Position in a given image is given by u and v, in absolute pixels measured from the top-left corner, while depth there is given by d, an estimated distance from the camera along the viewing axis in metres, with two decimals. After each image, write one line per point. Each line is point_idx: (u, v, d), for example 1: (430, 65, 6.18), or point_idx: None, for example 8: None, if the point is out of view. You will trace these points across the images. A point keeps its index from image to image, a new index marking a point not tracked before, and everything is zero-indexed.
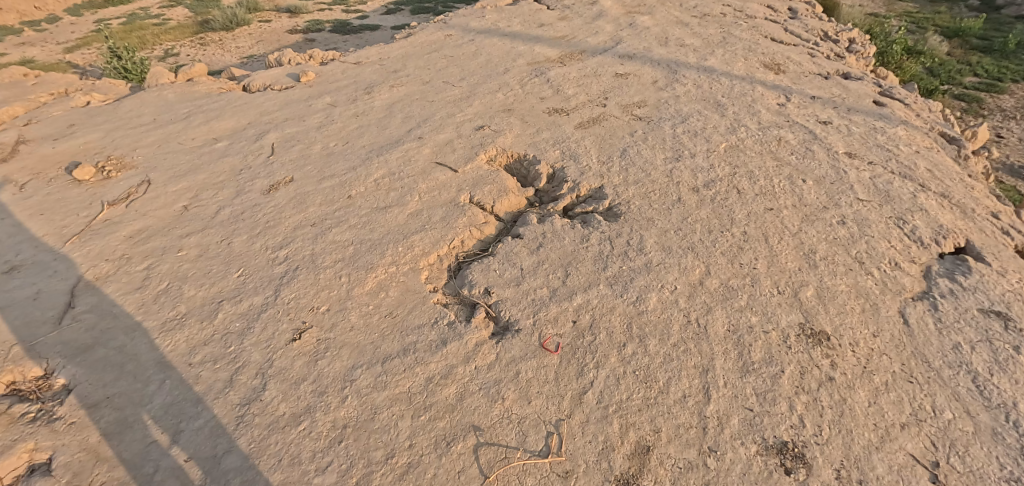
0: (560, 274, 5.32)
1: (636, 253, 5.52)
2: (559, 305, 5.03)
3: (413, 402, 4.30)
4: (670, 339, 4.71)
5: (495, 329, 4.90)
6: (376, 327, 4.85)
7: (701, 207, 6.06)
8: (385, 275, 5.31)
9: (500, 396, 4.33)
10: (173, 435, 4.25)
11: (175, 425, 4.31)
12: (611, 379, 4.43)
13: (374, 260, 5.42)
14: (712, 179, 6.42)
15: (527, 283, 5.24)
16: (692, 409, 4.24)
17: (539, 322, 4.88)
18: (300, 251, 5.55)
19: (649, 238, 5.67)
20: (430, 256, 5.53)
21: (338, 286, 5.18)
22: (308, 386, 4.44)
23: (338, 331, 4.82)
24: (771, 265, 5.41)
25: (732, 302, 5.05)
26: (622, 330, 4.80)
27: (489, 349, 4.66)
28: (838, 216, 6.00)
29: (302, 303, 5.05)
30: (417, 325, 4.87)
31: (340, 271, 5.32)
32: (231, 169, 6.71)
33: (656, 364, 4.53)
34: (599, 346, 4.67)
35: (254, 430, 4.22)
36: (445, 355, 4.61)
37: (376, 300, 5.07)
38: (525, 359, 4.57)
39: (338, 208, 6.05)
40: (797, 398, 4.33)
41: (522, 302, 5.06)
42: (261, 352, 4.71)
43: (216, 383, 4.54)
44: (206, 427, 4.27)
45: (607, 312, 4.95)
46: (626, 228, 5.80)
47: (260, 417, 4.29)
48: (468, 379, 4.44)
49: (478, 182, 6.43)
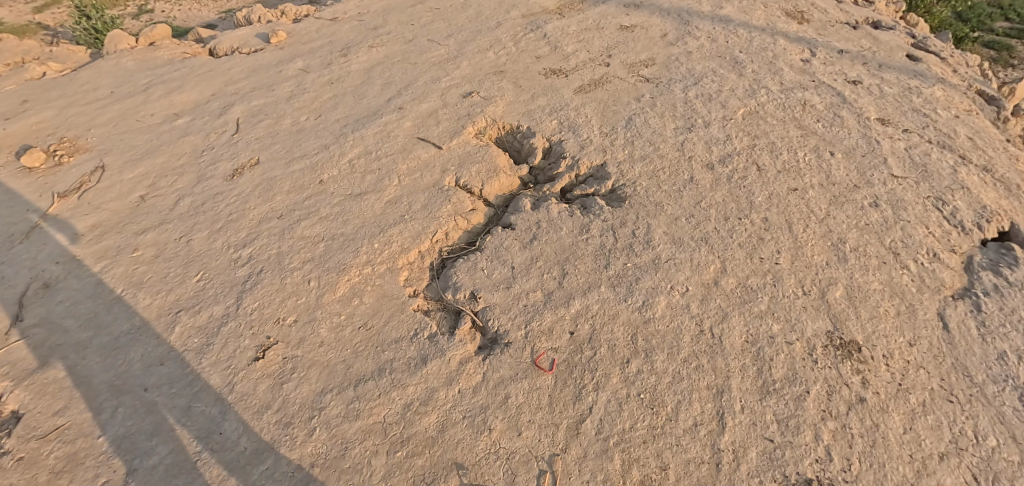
0: (555, 274, 4.67)
1: (642, 247, 4.78)
2: (555, 312, 4.43)
3: (389, 435, 3.83)
4: (680, 354, 4.15)
5: (483, 342, 4.37)
6: (349, 342, 4.30)
7: (714, 190, 5.22)
8: (359, 278, 4.70)
9: (487, 426, 3.85)
10: (127, 474, 3.82)
11: (129, 462, 3.87)
12: (612, 405, 3.93)
13: (346, 259, 4.80)
14: (728, 154, 5.54)
15: (519, 285, 4.62)
16: (703, 441, 3.77)
17: (531, 335, 4.32)
18: (265, 249, 4.92)
19: (657, 229, 4.91)
20: (410, 253, 4.90)
21: (306, 293, 4.60)
22: (272, 416, 3.97)
23: (306, 347, 4.29)
24: (796, 259, 4.71)
25: (751, 306, 4.41)
26: (626, 344, 4.22)
27: (475, 368, 4.14)
28: (869, 197, 5.26)
29: (266, 314, 4.50)
30: (395, 338, 4.32)
31: (308, 273, 4.71)
32: (192, 150, 6.02)
33: (664, 385, 4.00)
34: (599, 363, 4.13)
35: (214, 469, 3.78)
36: (425, 377, 4.09)
37: (348, 309, 4.50)
38: (516, 381, 4.06)
39: (307, 196, 5.34)
40: (823, 426, 3.84)
41: (513, 309, 4.48)
42: (222, 374, 4.21)
43: (172, 411, 4.07)
44: (162, 465, 3.84)
45: (609, 322, 4.35)
46: (630, 217, 5.01)
47: (221, 454, 3.84)
48: (451, 406, 3.95)
49: (465, 161, 5.65)
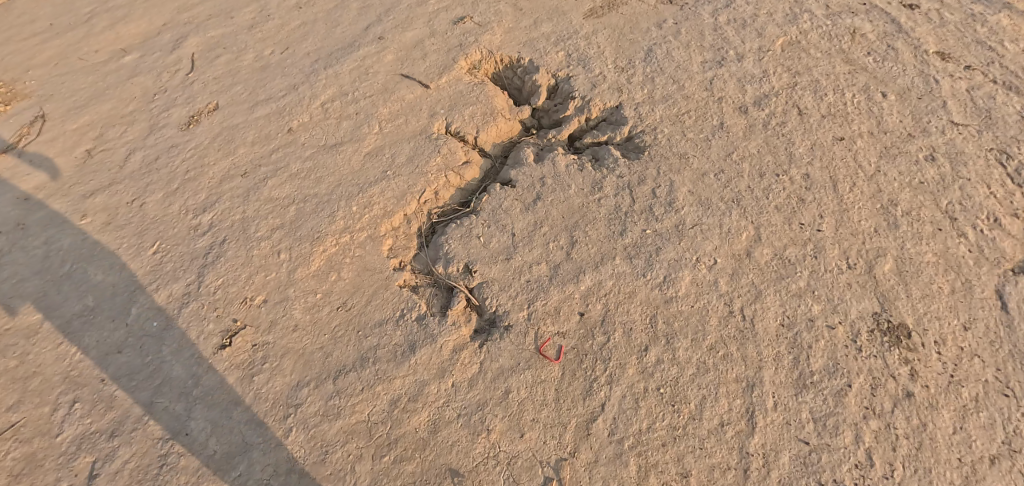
0: (563, 243, 3.97)
1: (662, 210, 4.07)
2: (562, 290, 3.78)
3: (374, 437, 3.39)
4: (706, 341, 3.59)
5: (479, 325, 3.76)
6: (326, 325, 3.78)
7: (747, 138, 4.44)
8: (336, 249, 4.08)
9: (485, 426, 3.38)
10: (89, 479, 3.50)
11: (90, 465, 3.54)
12: (629, 402, 3.41)
13: (320, 226, 4.16)
14: (765, 96, 4.71)
15: (520, 257, 3.92)
16: (729, 445, 3.33)
17: (534, 316, 3.70)
18: (228, 214, 4.32)
19: (680, 187, 4.17)
20: (394, 218, 4.21)
21: (275, 266, 4.04)
22: (242, 414, 3.58)
23: (278, 331, 3.80)
24: (841, 225, 4.08)
25: (788, 283, 3.81)
26: (645, 328, 3.62)
27: (470, 358, 3.59)
28: (925, 149, 4.56)
29: (231, 293, 3.98)
30: (378, 321, 3.76)
31: (279, 243, 4.13)
32: (143, 94, 5.23)
33: (687, 378, 3.48)
34: (614, 352, 3.56)
35: (181, 475, 3.47)
36: (413, 368, 3.57)
37: (325, 286, 3.92)
38: (517, 372, 3.53)
39: (275, 148, 4.62)
40: (865, 426, 3.44)
41: (513, 286, 3.82)
42: (185, 365, 3.80)
43: (135, 408, 3.70)
44: (126, 469, 3.53)
45: (624, 301, 3.72)
46: (649, 171, 4.24)
47: (189, 458, 3.51)
48: (443, 402, 3.46)
49: (457, 102, 4.80)
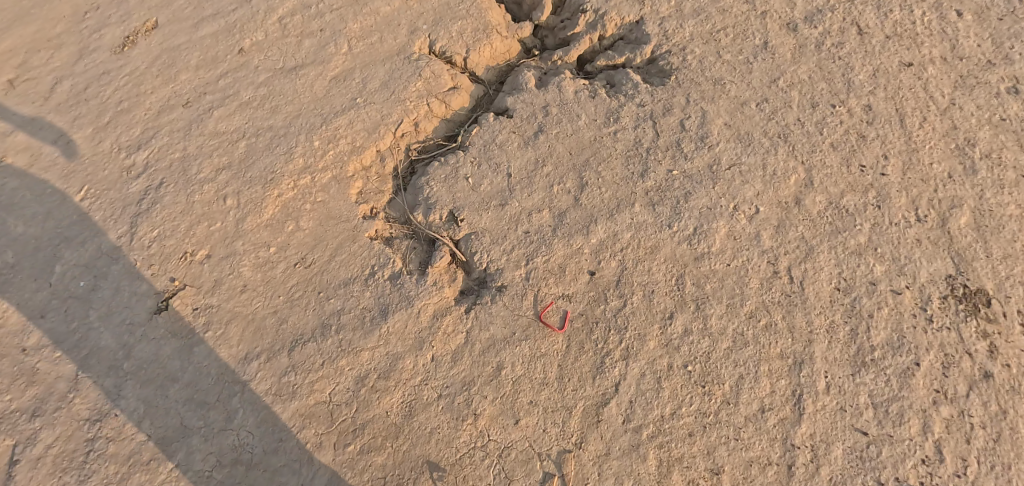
0: (570, 184, 3.33)
1: (691, 144, 3.45)
2: (569, 244, 3.09)
3: (335, 422, 2.77)
4: (743, 309, 2.91)
5: (467, 285, 3.10)
6: (281, 285, 3.15)
7: (795, 63, 3.70)
8: (293, 194, 3.47)
9: (471, 410, 2.75)
10: (8, 467, 2.92)
11: (10, 449, 2.96)
12: (649, 382, 2.75)
13: (275, 166, 3.54)
14: (818, 12, 3.87)
15: (517, 202, 3.26)
16: (770, 436, 2.68)
17: (533, 276, 3.01)
18: (166, 152, 3.69)
19: (715, 119, 3.52)
20: (364, 155, 3.57)
21: (219, 216, 3.44)
22: (181, 392, 2.99)
23: (224, 291, 3.20)
24: (909, 168, 3.39)
25: (846, 239, 3.17)
26: (671, 291, 2.94)
27: (454, 326, 2.92)
28: (1008, 79, 3.69)
29: (168, 247, 3.39)
30: (342, 280, 3.11)
31: (224, 187, 3.52)
32: (72, 12, 4.37)
33: (722, 353, 2.80)
34: (632, 320, 2.87)
35: (111, 464, 2.90)
36: (385, 338, 2.91)
37: (280, 239, 3.31)
38: (512, 344, 2.86)
39: (222, 72, 3.89)
40: (935, 414, 2.80)
41: (508, 238, 3.14)
42: (116, 333, 3.19)
43: (60, 382, 3.09)
44: (50, 455, 2.94)
45: (644, 259, 3.03)
46: (676, 99, 3.58)
47: (120, 443, 2.93)
48: (420, 381, 2.82)
49: (444, 16, 3.97)
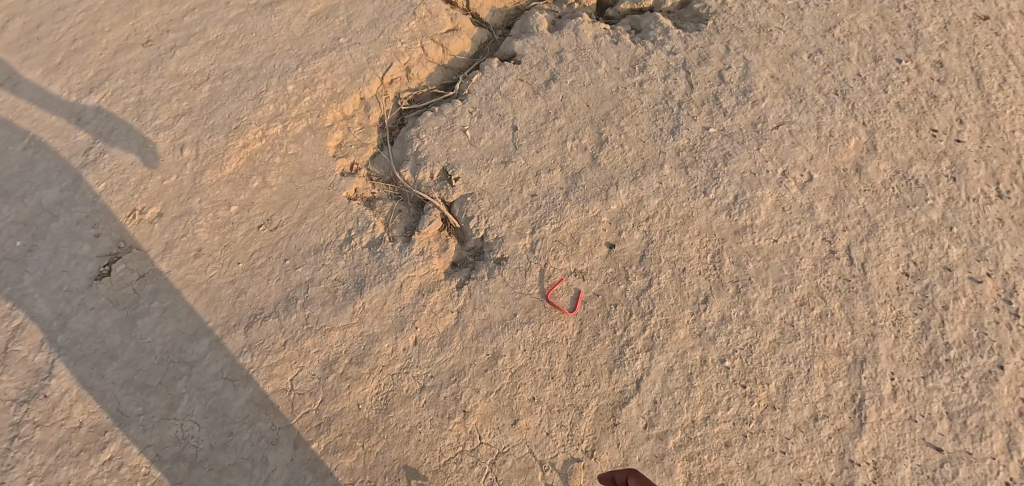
0: (586, 139, 2.88)
1: (731, 97, 3.02)
2: (585, 210, 2.59)
3: (295, 415, 2.24)
4: (792, 295, 2.41)
5: (460, 257, 2.59)
6: (241, 249, 2.70)
7: (854, 10, 3.20)
8: (261, 145, 3.05)
9: (461, 407, 2.23)
10: None
11: None
12: (678, 379, 2.25)
13: (241, 111, 3.11)
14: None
15: (525, 159, 2.79)
16: (824, 450, 2.18)
17: (540, 247, 2.51)
18: (120, 95, 3.21)
19: (760, 70, 3.08)
20: (345, 103, 3.17)
21: (175, 169, 2.99)
22: (120, 372, 2.48)
23: (176, 255, 2.74)
24: (987, 135, 2.87)
25: (915, 214, 2.68)
26: (705, 270, 2.44)
27: (443, 304, 2.40)
28: None
29: (115, 204, 2.91)
30: (313, 246, 2.63)
31: (182, 135, 3.08)
32: None
33: (767, 347, 2.30)
34: (659, 304, 2.36)
35: (35, 453, 2.36)
36: (358, 316, 2.38)
37: (243, 197, 2.87)
38: (512, 329, 2.34)
39: (188, 9, 3.43)
40: (1021, 429, 2.29)
41: (511, 201, 2.65)
42: (50, 301, 2.68)
43: None
44: None
45: (674, 231, 2.53)
46: (714, 47, 3.14)
47: (49, 429, 2.39)
48: (399, 369, 2.29)
49: None
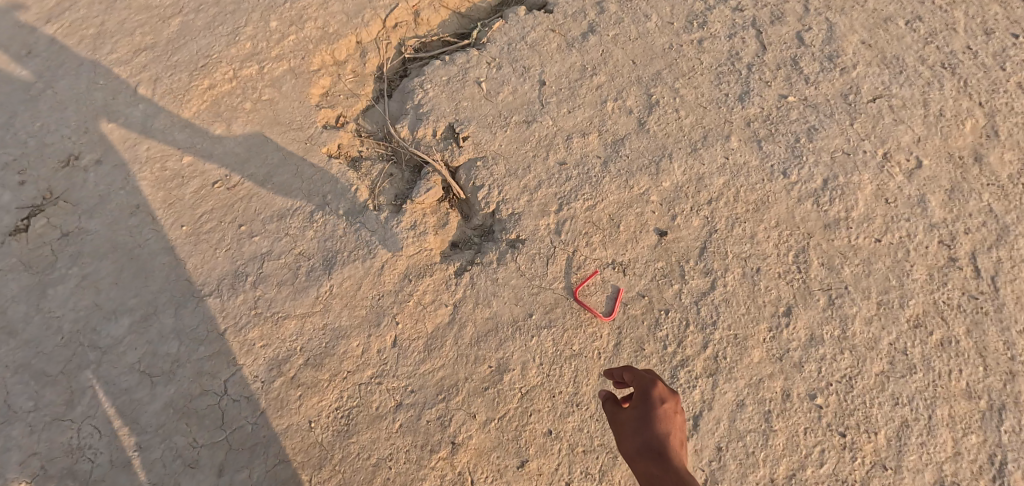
0: (630, 101, 2.24)
1: (813, 61, 2.38)
2: (629, 187, 1.98)
3: (225, 430, 1.65)
4: (902, 314, 1.79)
5: (462, 235, 1.96)
6: (191, 212, 2.08)
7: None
8: (230, 88, 2.41)
9: (451, 436, 1.64)
10: None
11: None
12: (751, 419, 1.64)
13: (213, 49, 2.47)
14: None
15: (551, 121, 2.18)
16: None
17: (570, 229, 1.89)
18: (80, 27, 2.51)
19: (848, 34, 2.45)
20: (336, 46, 2.53)
21: (125, 110, 2.33)
22: (15, 355, 1.84)
23: (109, 211, 2.10)
24: None
25: None
26: (788, 272, 1.83)
27: (435, 295, 1.80)
28: None
29: (50, 150, 2.23)
30: (277, 211, 2.03)
31: (139, 72, 2.42)
32: None
33: (872, 382, 1.68)
34: (724, 313, 1.76)
35: None
36: (322, 303, 1.80)
37: (201, 147, 2.25)
38: (525, 335, 1.74)
39: None
40: None
41: (534, 169, 2.03)
42: None
43: None
44: None
45: (745, 221, 1.92)
46: (790, 7, 2.51)
47: None
48: (370, 378, 1.70)
49: None
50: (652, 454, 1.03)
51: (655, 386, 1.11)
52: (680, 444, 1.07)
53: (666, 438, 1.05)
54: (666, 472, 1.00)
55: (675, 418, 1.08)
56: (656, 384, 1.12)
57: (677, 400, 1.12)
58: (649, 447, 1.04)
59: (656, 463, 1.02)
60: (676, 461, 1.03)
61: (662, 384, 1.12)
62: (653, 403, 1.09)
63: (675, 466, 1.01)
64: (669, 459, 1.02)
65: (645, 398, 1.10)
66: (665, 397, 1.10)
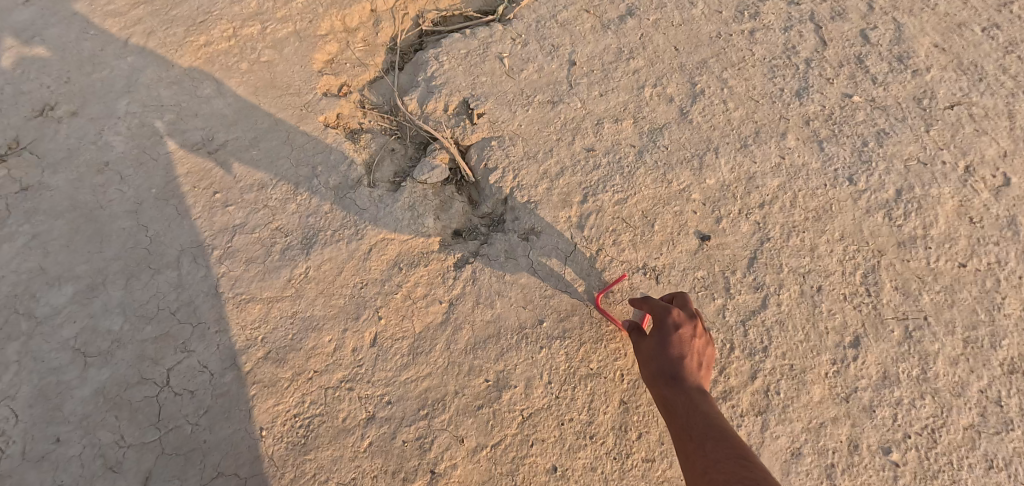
0: (658, 93, 1.78)
1: (880, 61, 1.83)
2: (667, 183, 1.63)
3: (159, 429, 1.37)
4: (999, 357, 1.44)
5: (466, 224, 1.65)
6: (168, 180, 1.65)
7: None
8: (228, 47, 1.88)
9: (434, 462, 1.34)
10: None
11: None
12: (809, 473, 1.33)
13: (216, 5, 1.93)
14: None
15: (564, 109, 1.76)
16: None
17: (597, 225, 1.58)
18: None
19: (919, 35, 1.87)
20: (350, 11, 1.99)
21: (112, 63, 1.82)
22: None
23: (75, 167, 1.65)
24: None
25: None
26: (856, 296, 1.49)
27: (430, 289, 1.51)
28: None
29: (17, 100, 1.74)
30: (259, 180, 1.66)
31: (133, 24, 1.89)
32: None
33: (958, 437, 1.36)
34: (777, 338, 1.44)
35: None
36: (295, 287, 1.51)
37: (190, 107, 1.77)
38: (532, 345, 1.44)
39: None
40: None
41: (556, 154, 1.68)
42: None
43: None
44: None
45: (808, 232, 1.57)
46: (853, 2, 1.93)
47: None
48: (338, 381, 1.41)
49: None
50: (668, 378, 1.29)
51: (670, 315, 1.33)
52: (694, 360, 1.31)
53: (679, 361, 1.29)
54: (679, 392, 1.27)
55: (688, 342, 1.30)
56: (671, 313, 1.33)
57: (693, 322, 1.34)
58: (665, 373, 1.29)
59: (670, 382, 1.28)
60: (688, 382, 1.28)
61: (677, 312, 1.33)
62: (668, 331, 1.31)
63: (686, 383, 1.28)
64: (682, 380, 1.28)
65: (662, 327, 1.33)
66: (680, 323, 1.32)
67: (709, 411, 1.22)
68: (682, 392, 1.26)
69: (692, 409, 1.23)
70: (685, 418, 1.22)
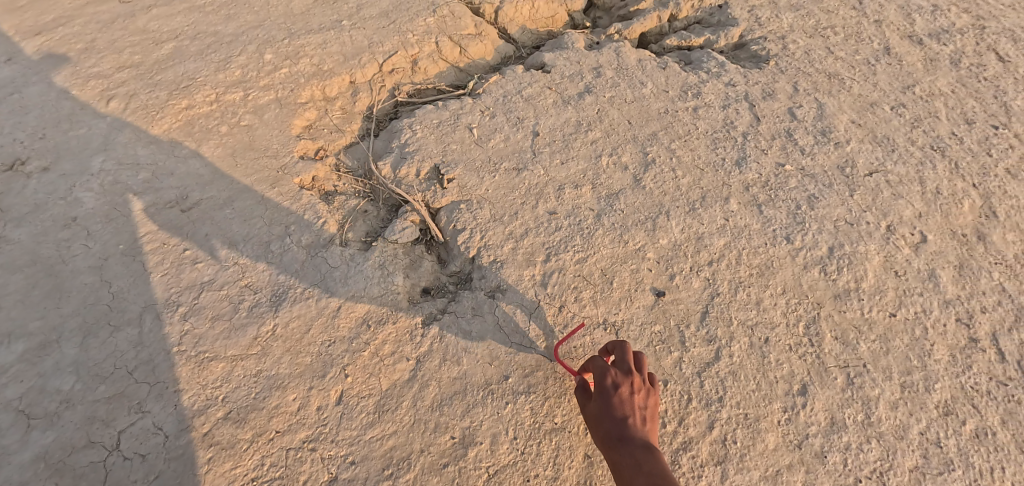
0: (613, 161, 1.92)
1: (807, 135, 2.03)
2: (624, 243, 1.73)
3: None
4: (935, 401, 1.54)
5: (436, 282, 1.69)
6: (134, 237, 1.64)
7: (929, 72, 2.25)
8: (210, 111, 1.93)
9: None
10: None
11: None
12: None
13: (201, 72, 2.00)
14: (943, 24, 2.42)
15: (528, 174, 1.87)
16: None
17: (562, 282, 1.65)
18: (65, 42, 2.02)
19: (838, 113, 2.10)
20: (330, 82, 2.08)
21: (88, 122, 1.84)
22: None
23: (38, 222, 1.63)
24: None
25: None
26: (802, 347, 1.59)
27: (398, 347, 1.52)
28: None
29: None
30: (229, 238, 1.66)
31: (115, 86, 1.93)
32: None
33: (903, 478, 1.44)
34: (732, 389, 1.51)
35: None
36: (261, 345, 1.50)
37: (165, 166, 1.79)
38: (498, 400, 1.46)
39: None
40: None
41: (521, 216, 1.77)
42: None
43: None
44: None
45: (755, 286, 1.68)
46: (781, 84, 2.16)
47: None
48: (301, 442, 1.38)
49: None
50: (614, 440, 1.33)
51: (608, 377, 1.38)
52: (638, 418, 1.35)
53: (622, 423, 1.34)
54: (624, 453, 1.30)
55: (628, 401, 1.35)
56: (609, 374, 1.38)
57: (631, 379, 1.38)
58: (611, 436, 1.33)
59: (615, 444, 1.32)
60: (632, 442, 1.31)
61: (614, 372, 1.38)
62: (608, 394, 1.36)
63: (630, 443, 1.31)
64: (626, 441, 1.32)
65: (602, 391, 1.38)
66: (618, 383, 1.37)
67: (652, 469, 1.26)
68: (626, 453, 1.30)
69: (637, 469, 1.26)
70: (630, 480, 1.26)
